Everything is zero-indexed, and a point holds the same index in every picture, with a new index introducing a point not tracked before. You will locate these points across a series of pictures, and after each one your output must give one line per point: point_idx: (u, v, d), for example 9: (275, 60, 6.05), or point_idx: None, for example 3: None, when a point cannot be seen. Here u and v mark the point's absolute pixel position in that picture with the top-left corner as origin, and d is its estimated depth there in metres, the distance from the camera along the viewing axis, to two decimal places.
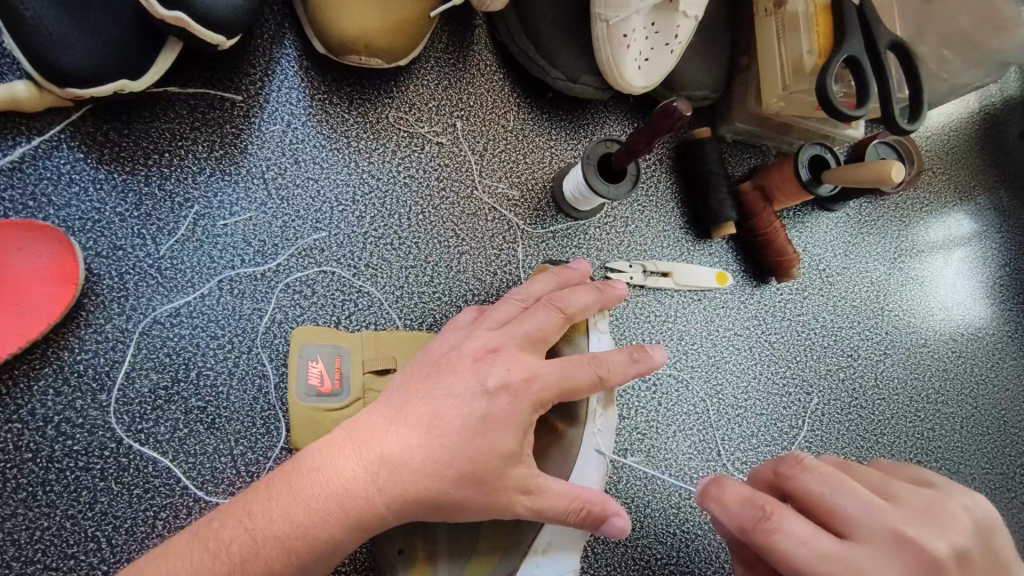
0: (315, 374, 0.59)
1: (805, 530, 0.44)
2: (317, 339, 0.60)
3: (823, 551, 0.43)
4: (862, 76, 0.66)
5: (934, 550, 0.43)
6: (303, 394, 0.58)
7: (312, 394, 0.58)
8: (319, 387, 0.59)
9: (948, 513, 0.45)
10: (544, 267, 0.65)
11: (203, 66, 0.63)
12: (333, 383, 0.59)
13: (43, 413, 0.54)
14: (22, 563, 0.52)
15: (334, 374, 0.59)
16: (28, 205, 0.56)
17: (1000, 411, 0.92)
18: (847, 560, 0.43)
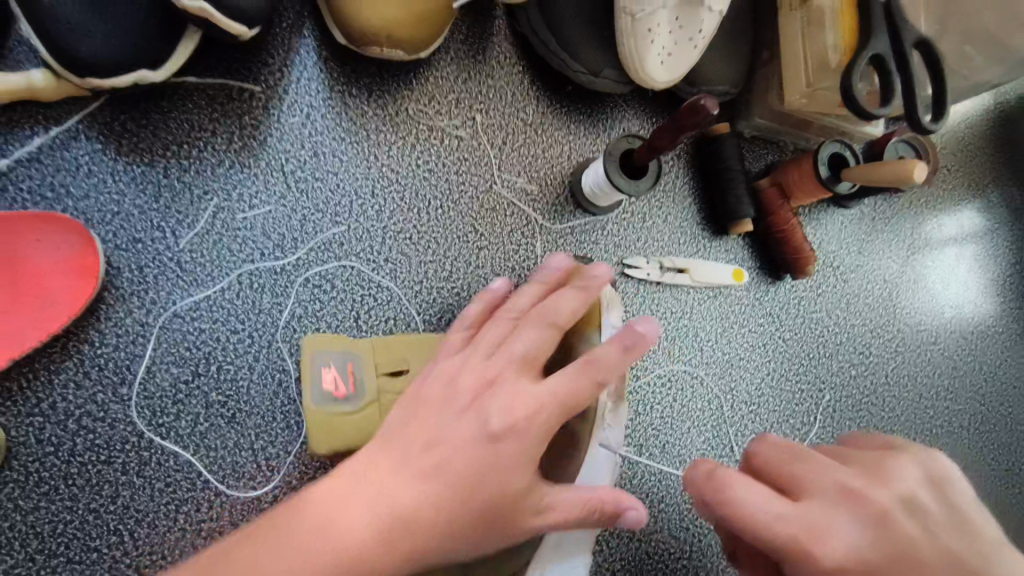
0: (329, 380, 0.57)
1: (763, 496, 0.44)
2: (327, 346, 0.58)
3: (783, 515, 0.44)
4: (888, 74, 0.66)
5: (883, 501, 0.44)
6: (316, 397, 0.56)
7: (327, 399, 0.56)
8: (333, 393, 0.56)
9: (886, 466, 0.47)
10: None
11: (221, 55, 0.62)
12: (346, 388, 0.57)
13: (64, 406, 0.54)
14: (45, 557, 0.52)
15: (346, 379, 0.57)
16: (46, 196, 0.56)
17: (1007, 408, 0.93)
18: (805, 518, 0.43)
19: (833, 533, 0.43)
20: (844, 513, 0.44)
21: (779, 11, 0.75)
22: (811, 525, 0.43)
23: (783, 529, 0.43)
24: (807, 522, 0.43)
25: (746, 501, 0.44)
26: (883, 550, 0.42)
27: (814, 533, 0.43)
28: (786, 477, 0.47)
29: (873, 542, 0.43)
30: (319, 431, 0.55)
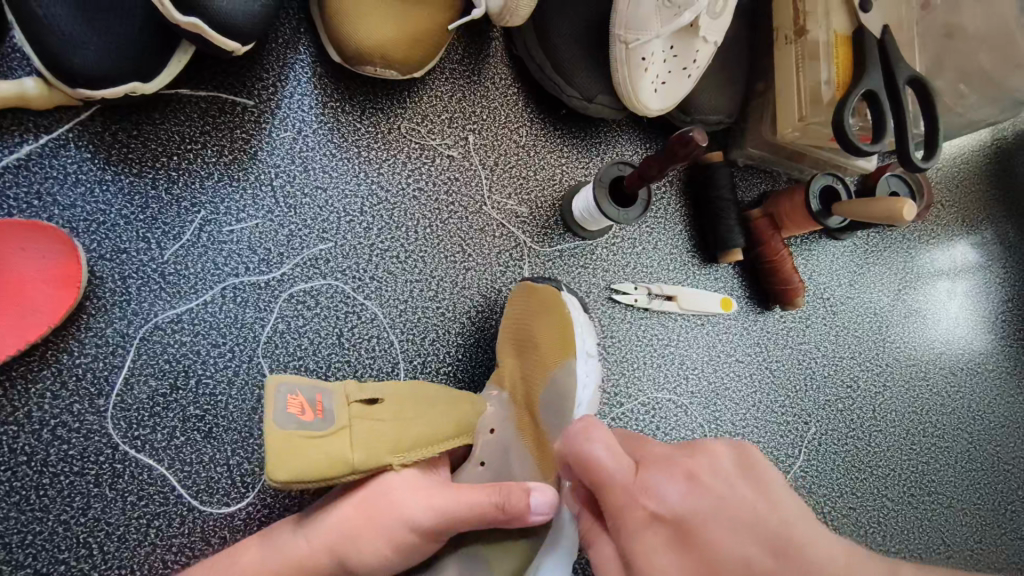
0: (296, 404, 0.48)
1: (609, 447, 0.41)
2: (292, 376, 0.49)
3: (612, 469, 0.40)
4: (879, 111, 0.66)
5: (703, 495, 0.39)
6: (284, 421, 0.46)
7: (293, 422, 0.47)
8: (299, 416, 0.47)
9: (732, 453, 0.41)
10: (521, 284, 0.64)
11: (215, 69, 0.62)
12: (315, 413, 0.48)
13: (40, 415, 0.53)
14: (12, 567, 0.51)
15: (314, 405, 0.49)
16: (32, 204, 0.56)
17: (994, 447, 0.93)
18: (634, 478, 0.40)
19: (650, 511, 0.39)
20: (657, 473, 0.40)
21: (775, 44, 0.75)
22: (632, 486, 0.40)
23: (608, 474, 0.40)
24: (630, 481, 0.40)
25: (581, 445, 0.42)
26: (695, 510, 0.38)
27: (628, 479, 0.40)
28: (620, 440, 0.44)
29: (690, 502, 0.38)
30: (282, 460, 0.45)
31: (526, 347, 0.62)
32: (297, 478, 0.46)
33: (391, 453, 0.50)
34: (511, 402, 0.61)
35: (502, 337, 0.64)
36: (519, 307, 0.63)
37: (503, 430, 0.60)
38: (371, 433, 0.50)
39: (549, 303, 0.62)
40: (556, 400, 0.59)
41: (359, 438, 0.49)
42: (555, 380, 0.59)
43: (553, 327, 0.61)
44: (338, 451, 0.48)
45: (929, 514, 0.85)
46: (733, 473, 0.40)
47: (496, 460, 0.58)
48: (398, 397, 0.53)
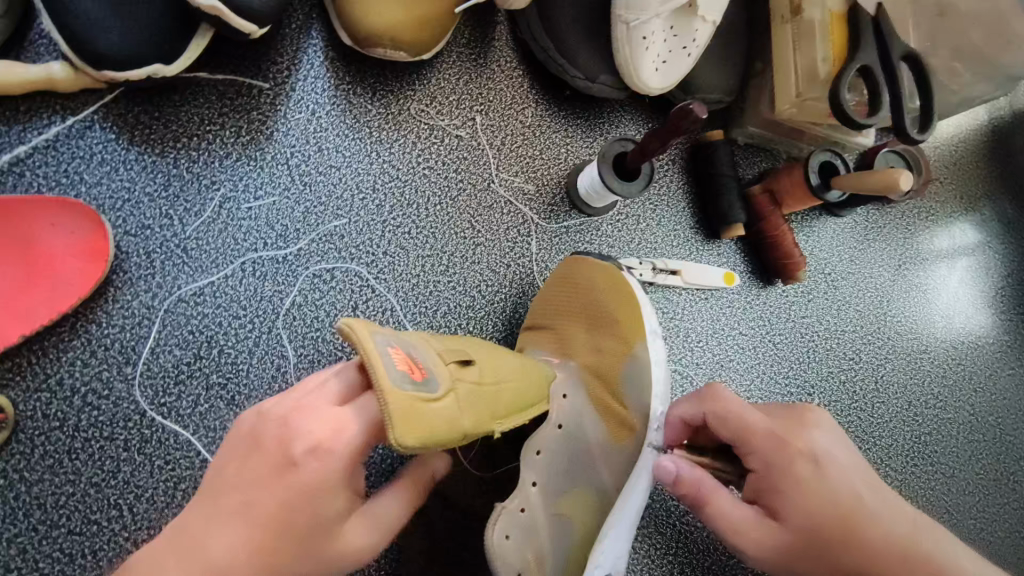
0: (400, 361, 0.41)
1: (746, 408, 0.56)
2: (379, 330, 0.42)
3: (761, 423, 0.54)
4: (874, 85, 0.68)
5: (830, 445, 0.54)
6: (398, 380, 0.40)
7: (405, 381, 0.40)
8: (409, 374, 0.41)
9: (828, 418, 0.57)
10: (576, 260, 0.66)
11: (232, 53, 0.64)
12: (419, 373, 0.42)
13: (71, 383, 0.56)
14: (47, 526, 0.53)
15: (416, 364, 0.43)
16: (61, 182, 0.58)
17: (995, 419, 0.94)
18: (778, 433, 0.54)
19: (803, 461, 0.53)
20: (801, 447, 0.53)
21: (772, 24, 0.78)
22: (787, 440, 0.53)
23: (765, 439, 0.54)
24: (784, 437, 0.53)
25: (727, 407, 0.56)
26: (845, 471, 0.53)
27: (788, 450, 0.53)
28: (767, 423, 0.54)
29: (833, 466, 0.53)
30: (409, 424, 0.39)
31: (599, 323, 0.64)
32: (421, 444, 0.40)
33: (491, 419, 0.47)
34: (581, 373, 0.62)
35: (564, 309, 0.64)
36: (581, 281, 0.65)
37: (574, 396, 0.60)
38: (476, 397, 0.46)
39: (616, 280, 0.65)
40: (634, 375, 0.62)
41: (466, 402, 0.45)
42: (634, 355, 0.62)
43: (624, 304, 0.64)
44: (450, 415, 0.42)
45: (932, 484, 0.87)
46: (839, 440, 0.55)
47: (572, 426, 0.59)
48: (485, 362, 0.51)
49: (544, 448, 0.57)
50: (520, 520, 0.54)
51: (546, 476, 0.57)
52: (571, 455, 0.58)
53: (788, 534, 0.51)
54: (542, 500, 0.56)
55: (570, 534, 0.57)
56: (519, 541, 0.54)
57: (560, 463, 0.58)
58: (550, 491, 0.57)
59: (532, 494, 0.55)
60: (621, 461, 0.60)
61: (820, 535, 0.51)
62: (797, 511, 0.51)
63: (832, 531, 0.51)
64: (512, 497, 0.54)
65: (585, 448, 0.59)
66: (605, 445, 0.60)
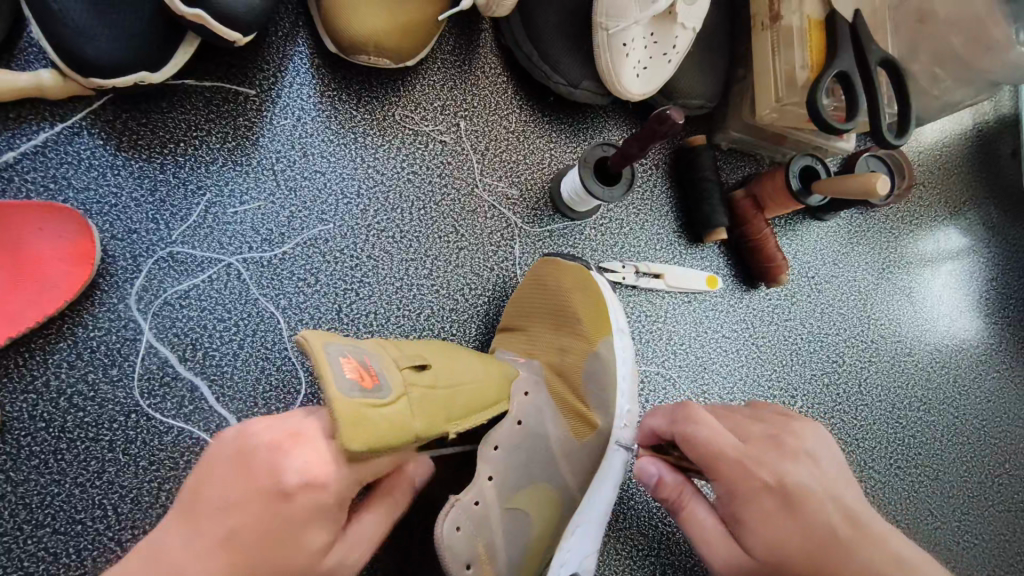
0: (351, 369, 0.43)
1: (714, 428, 0.55)
2: (336, 338, 0.44)
3: (727, 451, 0.53)
4: (851, 91, 0.69)
5: (803, 475, 0.52)
6: (347, 388, 0.41)
7: (356, 388, 0.42)
8: (359, 381, 0.42)
9: (804, 447, 0.54)
10: (551, 258, 0.68)
11: (218, 60, 0.66)
12: (371, 379, 0.43)
13: (57, 385, 0.57)
14: (32, 527, 0.54)
15: (369, 370, 0.44)
16: (49, 187, 0.59)
17: (980, 423, 0.95)
18: (742, 459, 0.52)
19: (768, 493, 0.51)
20: (767, 477, 0.52)
21: (753, 30, 0.79)
22: (750, 466, 0.52)
23: (727, 463, 0.53)
24: (748, 466, 0.52)
25: (694, 426, 0.55)
26: (816, 500, 0.50)
27: (751, 476, 0.52)
28: (732, 448, 0.53)
29: (802, 495, 0.51)
30: (355, 428, 0.40)
31: (563, 322, 0.65)
32: (369, 447, 0.41)
33: (445, 423, 0.48)
34: (545, 369, 0.62)
35: (531, 309, 0.66)
36: (544, 281, 0.66)
37: (534, 392, 0.59)
38: (427, 401, 0.47)
39: (582, 282, 0.66)
40: (600, 373, 0.62)
41: (417, 407, 0.46)
42: (598, 354, 0.63)
43: (587, 303, 0.65)
44: (402, 418, 0.44)
45: (915, 486, 0.87)
46: (815, 469, 0.53)
47: (532, 420, 0.58)
48: (442, 365, 0.51)
49: (500, 443, 0.55)
50: (473, 514, 0.52)
51: (503, 469, 0.55)
52: (530, 451, 0.57)
53: (755, 564, 0.50)
54: (497, 493, 0.54)
55: (525, 530, 0.56)
56: (469, 532, 0.52)
57: (518, 458, 0.56)
58: (507, 487, 0.55)
59: (487, 487, 0.53)
60: (584, 458, 0.60)
61: (787, 571, 0.49)
62: (763, 542, 0.50)
63: (800, 567, 0.49)
64: (466, 490, 0.52)
65: (545, 444, 0.58)
66: (565, 443, 0.60)
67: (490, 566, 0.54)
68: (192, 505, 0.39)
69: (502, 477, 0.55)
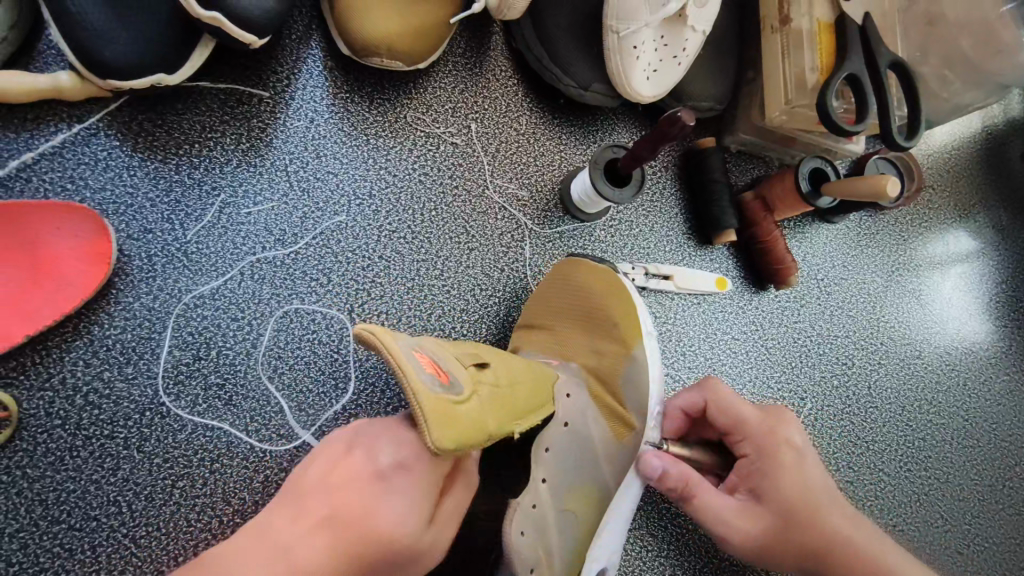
0: (427, 366, 0.44)
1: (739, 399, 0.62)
2: (403, 333, 0.45)
3: (752, 415, 0.60)
4: (861, 93, 0.69)
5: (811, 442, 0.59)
6: (430, 385, 0.42)
7: (434, 383, 0.43)
8: (435, 377, 0.43)
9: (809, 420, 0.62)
10: (570, 258, 0.67)
11: (233, 63, 0.66)
12: (444, 376, 0.45)
13: (73, 382, 0.57)
14: (47, 523, 0.55)
15: (440, 368, 0.45)
16: (66, 187, 0.60)
17: (991, 426, 0.94)
18: (767, 421, 0.59)
19: (787, 449, 0.57)
20: (785, 437, 0.58)
21: (762, 33, 0.79)
22: (774, 427, 0.59)
23: (755, 422, 0.59)
24: (772, 424, 0.59)
25: (724, 397, 0.62)
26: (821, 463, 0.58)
27: (774, 434, 0.58)
28: (757, 413, 0.60)
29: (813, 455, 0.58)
30: (443, 423, 0.41)
31: (595, 323, 0.65)
32: (457, 443, 0.42)
33: (512, 419, 0.49)
34: (583, 372, 0.64)
35: (558, 309, 0.66)
36: (575, 281, 0.66)
37: (576, 394, 0.62)
38: (495, 397, 0.48)
39: (607, 282, 0.65)
40: (636, 377, 0.61)
41: (488, 403, 0.47)
42: (633, 358, 0.62)
43: (618, 302, 0.64)
44: (477, 414, 0.45)
45: (925, 489, 0.87)
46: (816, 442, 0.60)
47: (577, 422, 0.60)
48: (498, 364, 0.52)
49: (551, 445, 0.58)
50: (531, 515, 0.56)
51: (553, 471, 0.58)
52: (577, 453, 0.59)
53: (770, 514, 0.55)
54: (550, 495, 0.57)
55: (577, 529, 0.58)
56: (531, 537, 0.56)
57: (566, 460, 0.59)
58: (559, 488, 0.58)
59: (541, 490, 0.57)
60: (617, 454, 0.59)
61: (797, 515, 0.54)
62: (779, 493, 0.55)
63: (807, 514, 0.54)
64: (523, 493, 0.56)
65: (588, 444, 0.60)
66: (606, 443, 0.60)
67: (548, 565, 0.57)
68: (263, 530, 0.41)
69: (555, 479, 0.58)
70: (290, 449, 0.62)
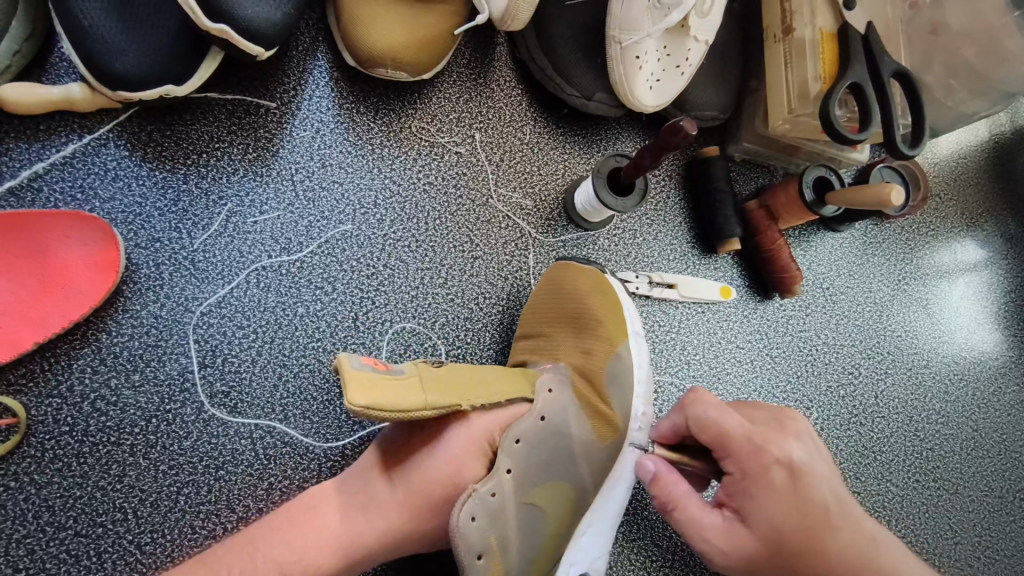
0: (367, 360, 0.50)
1: (725, 410, 0.55)
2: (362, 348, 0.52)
3: (738, 428, 0.54)
4: (865, 102, 0.70)
5: (807, 456, 0.53)
6: (358, 364, 0.48)
7: (367, 366, 0.48)
8: (372, 365, 0.49)
9: (809, 428, 0.55)
10: (565, 264, 0.69)
11: (241, 74, 0.67)
12: (384, 366, 0.50)
13: (81, 389, 0.58)
14: (54, 529, 0.55)
15: (383, 362, 0.51)
16: (76, 197, 0.61)
17: (1000, 437, 0.93)
18: (754, 438, 0.53)
19: (777, 469, 0.52)
20: (773, 454, 0.52)
21: (766, 43, 0.80)
22: (761, 446, 0.53)
23: (740, 441, 0.53)
24: (758, 442, 0.53)
25: (707, 412, 0.55)
26: (816, 479, 0.52)
27: (761, 454, 0.52)
28: (744, 430, 0.53)
29: (806, 473, 0.52)
30: (362, 385, 0.45)
31: (584, 327, 0.65)
32: (376, 404, 0.45)
33: (463, 397, 0.52)
34: (569, 371, 0.62)
35: (551, 316, 0.66)
36: (568, 286, 0.66)
37: (558, 390, 0.59)
38: (442, 380, 0.52)
39: (597, 287, 0.67)
40: (620, 374, 0.64)
41: (432, 383, 0.51)
42: (619, 356, 0.64)
43: (605, 305, 0.66)
44: (412, 391, 0.48)
45: (934, 500, 0.86)
46: (815, 452, 0.54)
47: (554, 417, 0.57)
48: (464, 368, 0.57)
49: (522, 437, 0.55)
50: (489, 505, 0.51)
51: (522, 464, 0.55)
52: (552, 448, 0.57)
53: (756, 540, 0.51)
54: (514, 487, 0.54)
55: (538, 525, 0.56)
56: (484, 524, 0.51)
57: (538, 454, 0.56)
58: (523, 481, 0.55)
59: (505, 481, 0.53)
60: (602, 458, 0.60)
61: (787, 543, 0.50)
62: (762, 514, 0.51)
63: (796, 541, 0.50)
64: (482, 480, 0.52)
65: (566, 442, 0.58)
66: (586, 443, 0.59)
67: (501, 560, 0.53)
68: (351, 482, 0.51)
69: (522, 470, 0.55)
70: (293, 456, 0.62)
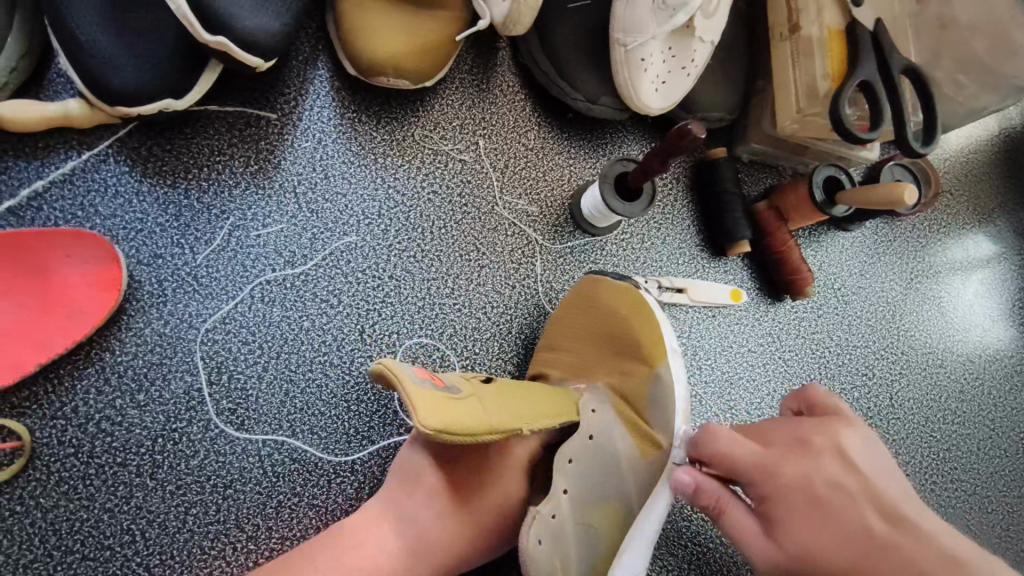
0: (423, 373, 0.48)
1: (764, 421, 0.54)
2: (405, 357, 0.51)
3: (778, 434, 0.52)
4: (875, 99, 0.68)
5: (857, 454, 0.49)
6: (418, 381, 0.46)
7: (427, 382, 0.47)
8: (430, 381, 0.48)
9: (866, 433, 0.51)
10: (589, 278, 0.67)
11: (241, 86, 0.67)
12: (441, 382, 0.49)
13: (86, 410, 0.57)
14: (61, 553, 0.54)
15: (438, 377, 0.49)
16: (76, 215, 0.60)
17: (1018, 436, 0.92)
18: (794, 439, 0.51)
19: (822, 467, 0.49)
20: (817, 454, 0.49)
21: (771, 41, 0.78)
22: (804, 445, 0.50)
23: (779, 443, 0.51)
24: (800, 442, 0.51)
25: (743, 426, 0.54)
26: (870, 480, 0.48)
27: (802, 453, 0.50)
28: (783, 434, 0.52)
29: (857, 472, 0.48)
30: (430, 406, 0.44)
31: (620, 345, 0.64)
32: (447, 427, 0.44)
33: (520, 419, 0.51)
34: (609, 395, 0.62)
35: (582, 330, 0.66)
36: (600, 302, 0.65)
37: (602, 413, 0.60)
38: (497, 399, 0.51)
39: (633, 302, 0.64)
40: (662, 397, 0.60)
41: (489, 403, 0.50)
42: (658, 377, 0.61)
43: (641, 321, 0.63)
44: (473, 413, 0.47)
45: (952, 502, 0.85)
46: (870, 456, 0.50)
47: (601, 437, 0.59)
48: (515, 384, 0.56)
49: (575, 457, 0.58)
50: (552, 526, 0.55)
51: (578, 484, 0.57)
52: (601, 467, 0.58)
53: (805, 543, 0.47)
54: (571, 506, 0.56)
55: (592, 543, 0.56)
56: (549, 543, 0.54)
57: (590, 473, 0.57)
58: (580, 501, 0.57)
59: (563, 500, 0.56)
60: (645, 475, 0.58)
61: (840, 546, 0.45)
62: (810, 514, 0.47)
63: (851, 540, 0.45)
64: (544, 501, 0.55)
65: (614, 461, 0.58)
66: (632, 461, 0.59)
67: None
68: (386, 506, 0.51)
69: (578, 489, 0.57)
70: (302, 474, 0.61)
